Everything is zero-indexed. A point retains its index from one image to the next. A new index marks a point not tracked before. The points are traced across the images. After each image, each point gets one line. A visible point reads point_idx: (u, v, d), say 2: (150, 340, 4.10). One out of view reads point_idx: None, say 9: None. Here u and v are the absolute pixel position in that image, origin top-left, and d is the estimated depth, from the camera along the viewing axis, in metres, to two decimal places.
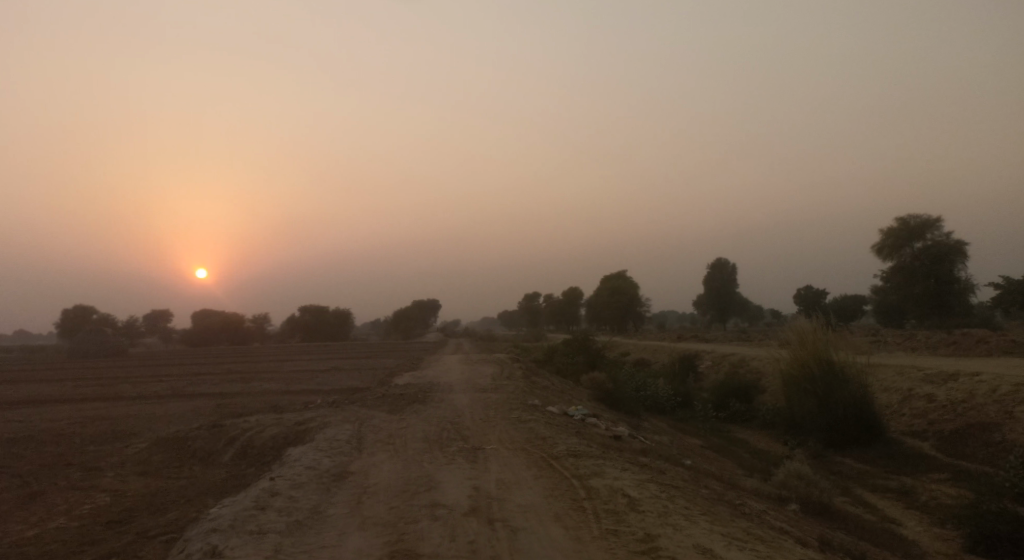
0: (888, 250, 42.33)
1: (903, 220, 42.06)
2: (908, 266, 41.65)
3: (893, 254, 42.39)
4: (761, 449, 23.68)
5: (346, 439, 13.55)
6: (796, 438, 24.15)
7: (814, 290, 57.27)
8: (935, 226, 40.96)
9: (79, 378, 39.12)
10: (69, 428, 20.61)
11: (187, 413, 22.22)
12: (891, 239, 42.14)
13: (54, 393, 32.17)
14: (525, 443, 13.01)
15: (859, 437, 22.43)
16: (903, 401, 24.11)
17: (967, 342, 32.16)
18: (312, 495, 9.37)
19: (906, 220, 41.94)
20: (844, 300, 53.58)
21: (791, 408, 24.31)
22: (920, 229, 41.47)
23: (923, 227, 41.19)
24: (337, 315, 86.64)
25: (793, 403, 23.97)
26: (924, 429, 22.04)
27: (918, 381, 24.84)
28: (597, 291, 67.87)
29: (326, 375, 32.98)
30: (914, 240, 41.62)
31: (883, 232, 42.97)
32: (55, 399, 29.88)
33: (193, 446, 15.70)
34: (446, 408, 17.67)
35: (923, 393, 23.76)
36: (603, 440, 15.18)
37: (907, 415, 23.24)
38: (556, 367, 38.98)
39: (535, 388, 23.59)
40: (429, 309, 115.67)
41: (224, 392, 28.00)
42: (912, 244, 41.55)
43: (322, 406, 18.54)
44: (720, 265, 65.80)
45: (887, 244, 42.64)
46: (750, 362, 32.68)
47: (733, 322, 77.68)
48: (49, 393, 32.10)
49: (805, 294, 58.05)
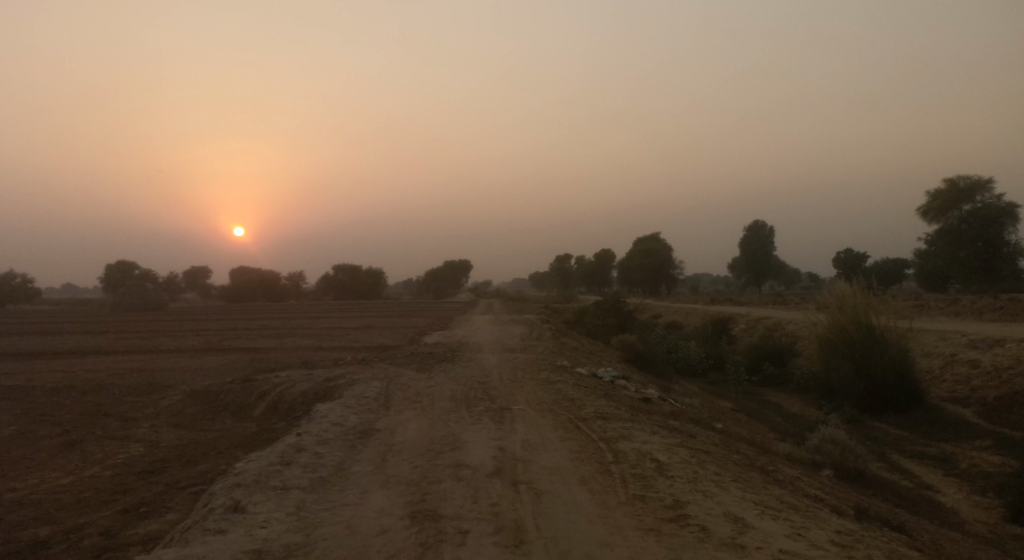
0: (936, 212, 41.31)
1: (950, 181, 40.76)
2: (953, 229, 40.52)
3: (938, 217, 41.23)
4: (795, 413, 23.33)
5: (374, 396, 13.50)
6: (831, 403, 23.73)
7: (854, 254, 56.08)
8: (983, 188, 39.62)
9: (119, 331, 39.86)
10: (107, 379, 20.97)
11: (221, 367, 22.46)
12: (938, 201, 41.08)
13: (94, 345, 32.82)
14: (554, 404, 12.85)
15: (896, 402, 21.95)
16: (944, 368, 23.51)
17: (1012, 308, 31.23)
18: (337, 452, 9.31)
19: (953, 182, 40.64)
20: (885, 264, 52.40)
21: (826, 373, 23.85)
22: (968, 191, 40.18)
23: (972, 189, 39.91)
24: (371, 273, 87.22)
25: (829, 367, 23.50)
26: (966, 397, 21.48)
27: (960, 348, 24.18)
28: (631, 252, 67.21)
29: (358, 333, 33.16)
30: (961, 202, 40.38)
31: (929, 194, 41.74)
32: (95, 351, 30.47)
33: (225, 400, 15.82)
34: (476, 367, 17.58)
35: (965, 360, 23.12)
36: (633, 402, 14.97)
37: (948, 381, 22.67)
38: (588, 328, 38.77)
39: (565, 348, 23.44)
40: (462, 269, 115.94)
41: (258, 347, 28.27)
42: (959, 207, 40.39)
43: (353, 363, 18.57)
44: (757, 228, 64.69)
45: (933, 207, 41.47)
46: (786, 326, 32.15)
47: (769, 286, 76.68)
48: (89, 345, 32.75)
49: (844, 257, 56.89)
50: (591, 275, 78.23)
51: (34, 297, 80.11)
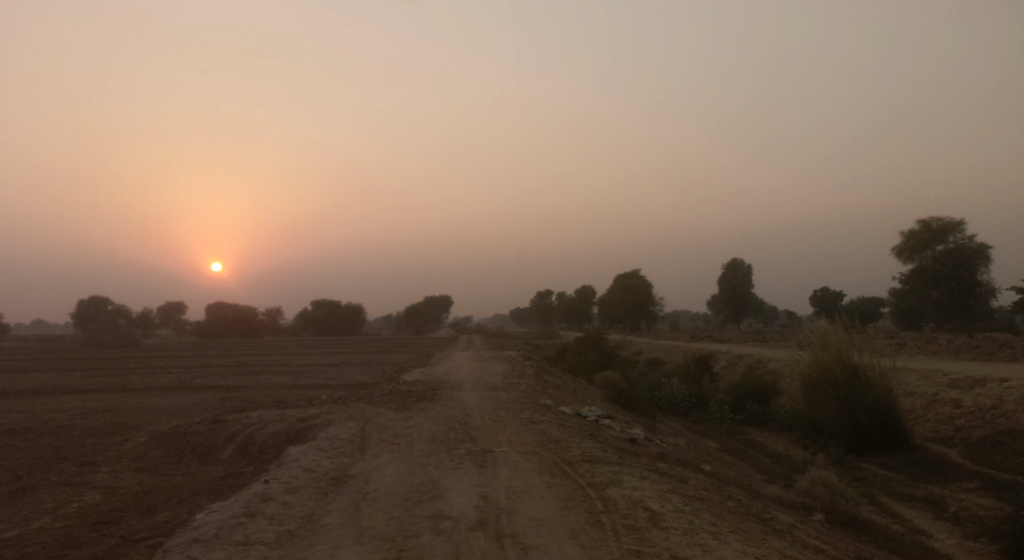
0: (909, 251, 41.31)
1: (923, 222, 40.92)
2: (927, 269, 40.56)
3: (912, 257, 41.29)
4: (780, 453, 22.90)
5: (348, 438, 12.88)
6: (817, 443, 23.32)
7: (830, 292, 56.18)
8: (956, 229, 39.81)
9: (88, 369, 38.73)
10: (70, 420, 20.10)
11: (191, 406, 21.65)
12: (912, 241, 41.11)
13: (61, 383, 31.76)
14: (537, 447, 12.28)
15: (883, 442, 21.58)
16: (929, 407, 23.21)
17: (991, 347, 31.14)
18: (306, 501, 8.70)
19: (926, 222, 40.80)
20: (862, 302, 52.48)
21: (811, 412, 23.46)
22: (940, 232, 40.34)
23: (945, 229, 40.09)
24: (350, 308, 86.33)
25: (814, 406, 23.10)
26: (952, 437, 21.17)
27: (943, 386, 23.91)
28: (611, 289, 66.99)
29: (335, 370, 32.36)
30: (934, 243, 40.49)
31: (903, 234, 41.87)
32: (61, 389, 29.43)
33: (192, 442, 15.08)
34: (455, 406, 16.98)
35: (949, 399, 22.84)
36: (617, 443, 14.45)
37: (933, 421, 22.36)
38: (569, 365, 38.22)
39: (547, 386, 22.90)
40: (441, 305, 115.20)
41: (231, 385, 27.44)
42: (932, 247, 40.50)
43: (327, 402, 17.91)
44: (735, 265, 64.76)
45: (906, 247, 41.55)
46: (768, 364, 31.80)
47: (747, 324, 76.69)
48: (55, 383, 31.68)
49: (820, 295, 56.99)
50: (570, 312, 77.86)
51: (3, 332, 78.29)
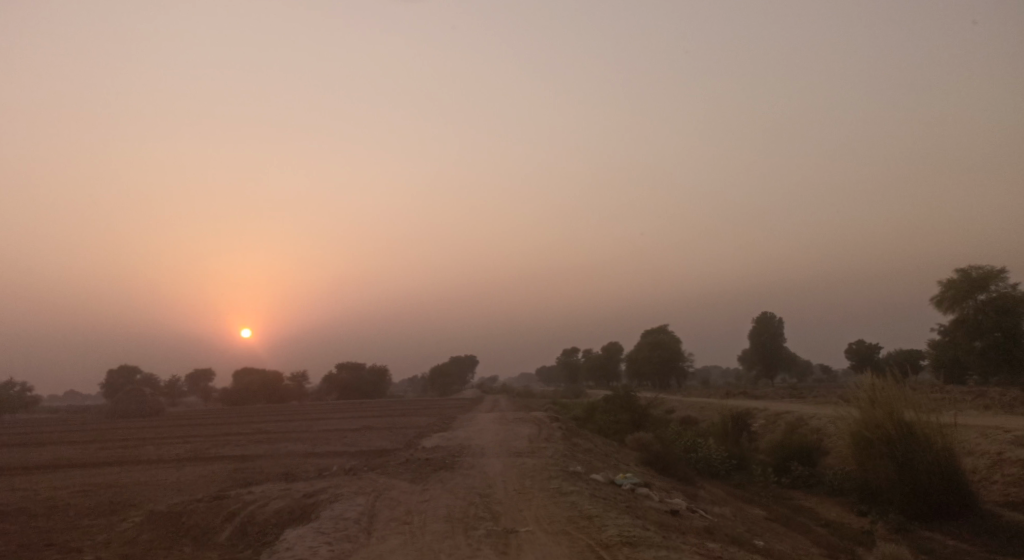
0: (949, 301, 39.21)
1: (962, 271, 38.98)
2: (968, 320, 38.35)
3: (953, 307, 39.17)
4: (835, 521, 20.97)
5: (355, 517, 11.46)
6: (874, 509, 21.37)
7: (865, 345, 53.73)
8: (997, 277, 37.79)
9: (105, 439, 37.57)
10: (69, 498, 18.84)
11: (199, 480, 20.27)
12: (952, 290, 39.01)
13: (73, 456, 30.56)
14: (568, 526, 10.79)
15: (949, 507, 19.68)
16: (992, 467, 21.24)
17: None
18: None
19: (965, 271, 38.87)
20: (899, 355, 50.19)
21: (864, 475, 21.57)
22: (981, 281, 38.28)
23: (986, 278, 38.08)
24: (375, 371, 85.01)
25: (867, 468, 21.23)
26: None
27: (1006, 444, 21.94)
28: (639, 345, 65.09)
29: (356, 436, 30.89)
30: (975, 292, 38.37)
31: (942, 284, 39.88)
32: (71, 463, 28.20)
33: (188, 522, 13.72)
34: (476, 476, 15.51)
35: (1015, 459, 20.88)
36: (658, 517, 12.91)
37: (999, 483, 20.39)
38: (598, 426, 36.37)
39: (577, 451, 21.31)
40: (467, 365, 113.24)
41: (245, 455, 26.05)
42: (974, 297, 38.43)
43: (338, 474, 16.47)
44: (766, 319, 62.76)
45: (946, 297, 39.48)
46: (810, 421, 29.86)
47: (779, 379, 74.04)
48: (68, 457, 30.50)
49: (854, 349, 54.61)
50: (598, 369, 75.82)
51: (33, 402, 77.74)
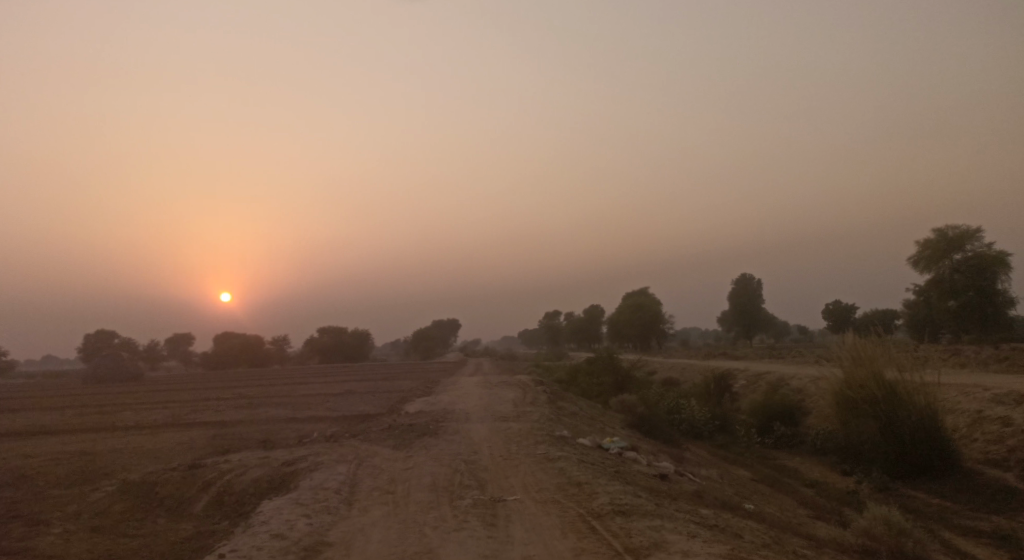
0: (926, 261, 39.05)
1: (939, 230, 38.75)
2: (944, 280, 38.24)
3: (929, 267, 39.03)
4: (819, 480, 20.85)
5: (335, 488, 10.98)
6: (857, 468, 21.26)
7: (842, 305, 53.80)
8: (973, 237, 37.62)
9: (81, 405, 36.85)
10: (40, 467, 18.25)
11: (175, 448, 19.70)
12: (928, 251, 38.81)
13: (47, 423, 29.86)
14: (558, 495, 10.38)
15: (933, 466, 19.56)
16: (973, 425, 21.14)
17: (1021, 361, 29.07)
18: None
19: (942, 231, 38.64)
20: (876, 314, 50.30)
21: (848, 434, 21.41)
22: (958, 241, 38.09)
23: (961, 238, 37.91)
24: (356, 334, 84.48)
25: (851, 428, 21.06)
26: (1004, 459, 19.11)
27: (986, 401, 21.83)
28: (620, 307, 64.92)
29: (338, 400, 30.41)
30: (952, 252, 38.20)
31: (919, 244, 39.67)
32: (44, 430, 27.51)
33: (162, 493, 13.20)
34: (461, 442, 15.09)
35: (994, 417, 20.80)
36: (647, 482, 12.58)
37: (979, 441, 20.28)
38: (582, 389, 36.16)
39: (561, 414, 20.98)
40: (448, 329, 112.80)
41: (224, 421, 25.49)
42: (950, 256, 38.26)
43: (318, 441, 15.98)
44: (745, 280, 62.60)
45: (923, 257, 39.32)
46: (793, 381, 29.75)
47: (758, 340, 74.27)
48: (41, 424, 29.79)
49: (831, 308, 54.68)
50: (579, 332, 75.66)
51: (10, 369, 76.49)
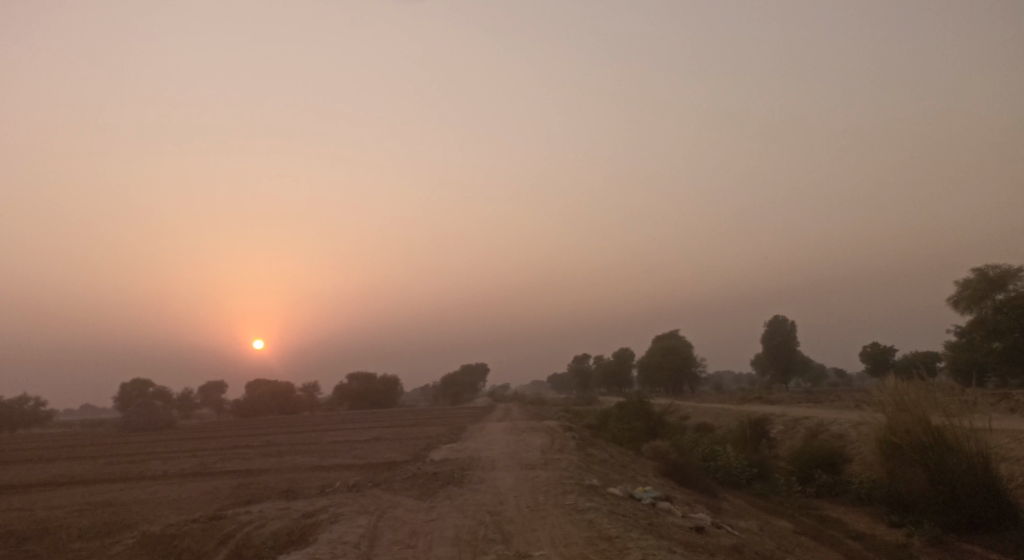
0: (966, 301, 37.90)
1: (979, 270, 37.63)
2: (986, 321, 37.01)
3: (970, 307, 37.85)
4: (865, 532, 19.93)
5: (354, 542, 10.55)
6: (905, 519, 20.31)
7: (879, 347, 52.43)
8: (1015, 276, 36.45)
9: (111, 454, 36.79)
10: (64, 519, 18.00)
11: (198, 498, 19.38)
12: (969, 290, 37.57)
13: (76, 473, 29.77)
14: (587, 550, 9.90)
15: (986, 518, 18.56)
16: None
17: None
18: None
19: (982, 270, 37.51)
20: (916, 356, 48.86)
21: (895, 483, 20.52)
22: (999, 280, 36.92)
23: (1004, 276, 36.70)
24: (386, 380, 84.18)
25: (897, 476, 20.15)
26: None
27: None
28: (651, 350, 63.94)
29: (364, 447, 29.95)
30: (993, 292, 37.02)
31: (959, 283, 38.55)
32: (73, 480, 27.38)
33: (180, 546, 12.86)
34: (487, 491, 14.62)
35: None
36: (683, 537, 12.03)
37: None
38: (613, 434, 35.35)
39: (592, 462, 20.37)
40: (477, 374, 112.00)
41: (250, 469, 25.17)
42: (991, 296, 37.07)
43: (341, 491, 15.57)
44: (778, 323, 61.41)
45: (964, 297, 38.16)
46: (832, 426, 28.75)
47: (794, 383, 72.60)
48: (70, 473, 29.71)
49: (868, 350, 53.32)
50: (609, 376, 74.61)
51: (46, 417, 77.06)
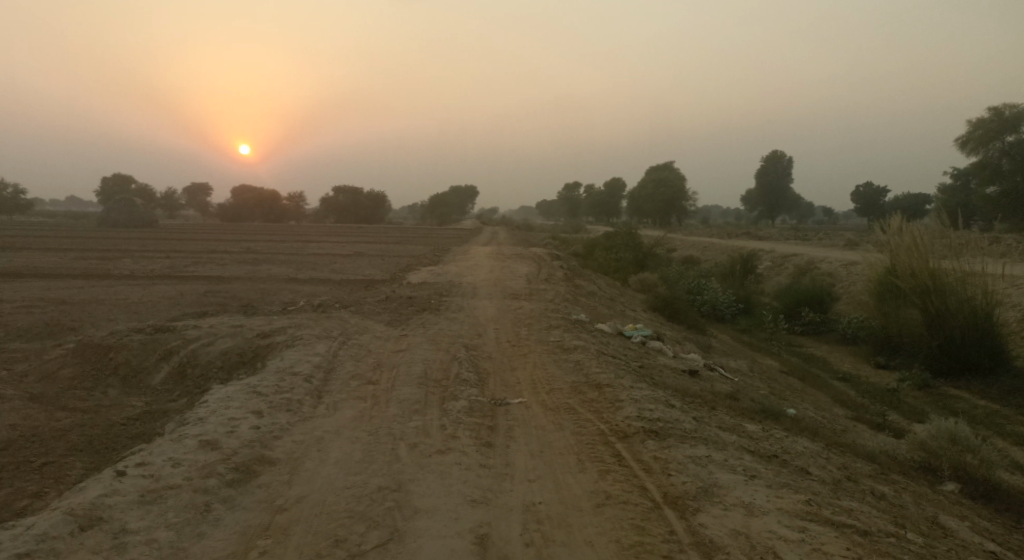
0: (973, 142, 33.07)
1: (993, 108, 32.36)
2: (989, 167, 32.67)
3: (977, 149, 33.10)
4: (844, 370, 18.46)
5: (306, 374, 9.10)
6: (890, 359, 18.72)
7: (872, 189, 50.21)
8: None
9: (84, 238, 35.17)
10: (9, 313, 16.59)
11: (156, 304, 17.96)
12: (977, 131, 32.77)
13: (43, 253, 28.27)
14: (572, 401, 8.56)
15: (977, 362, 16.37)
16: (1020, 321, 18.45)
17: None
18: (196, 473, 5.43)
19: (996, 109, 32.29)
20: (910, 198, 46.94)
21: (886, 325, 18.96)
22: (1012, 122, 31.91)
23: (1017, 118, 31.71)
24: (374, 196, 82.18)
25: (890, 318, 18.70)
26: None
27: None
28: (643, 180, 61.74)
29: (344, 263, 28.75)
30: (1003, 134, 32.20)
31: (967, 123, 33.31)
32: (38, 263, 25.93)
33: (117, 346, 11.42)
34: (465, 322, 13.33)
35: None
36: (678, 385, 10.82)
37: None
38: (601, 263, 34.33)
39: (578, 294, 19.19)
40: (469, 194, 108.69)
41: (221, 276, 23.84)
42: (1000, 139, 32.28)
43: (306, 310, 14.24)
44: (775, 157, 58.20)
45: (971, 138, 33.16)
46: (821, 265, 27.86)
47: (780, 221, 71.58)
48: (34, 255, 28.18)
49: (861, 191, 50.59)
50: (598, 204, 72.93)
51: (31, 206, 72.86)
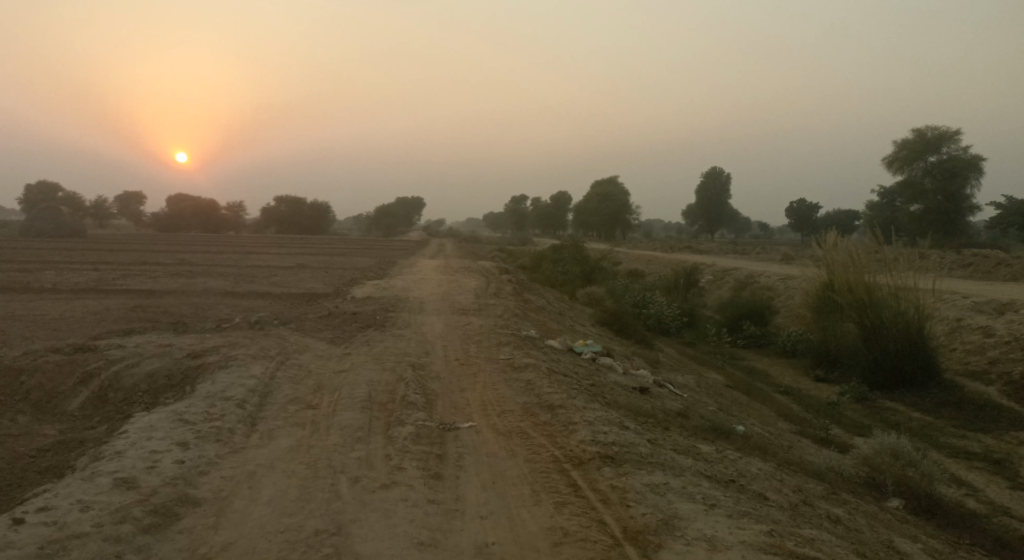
0: (899, 162, 34.06)
1: (917, 129, 33.40)
2: (914, 185, 33.67)
3: (902, 169, 34.08)
4: (786, 384, 18.40)
5: (240, 399, 8.50)
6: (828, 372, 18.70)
7: (807, 204, 51.30)
8: (951, 139, 32.64)
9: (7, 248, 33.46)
10: None
11: (79, 320, 16.97)
12: (903, 150, 33.76)
13: None
14: (524, 424, 8.15)
15: (911, 375, 16.37)
16: (950, 334, 18.71)
17: (984, 263, 24.74)
18: (107, 520, 4.87)
19: (920, 130, 33.32)
20: (842, 214, 48.10)
21: (825, 338, 18.99)
22: (935, 143, 32.96)
23: (939, 139, 32.78)
24: (316, 206, 80.72)
25: (829, 332, 18.75)
26: (984, 371, 16.54)
27: (964, 310, 19.48)
28: (588, 193, 61.98)
29: (284, 276, 27.87)
30: (927, 155, 33.24)
31: (893, 143, 34.29)
32: None
33: (31, 367, 10.60)
34: (410, 339, 12.83)
35: (975, 324, 18.39)
36: (630, 404, 10.50)
37: (958, 350, 17.80)
38: (546, 276, 34.11)
39: (526, 309, 18.82)
40: (414, 206, 107.83)
41: (152, 290, 22.80)
42: (923, 159, 33.32)
43: (242, 328, 13.56)
44: (715, 172, 59.07)
45: (897, 157, 34.15)
46: (761, 279, 28.10)
47: (719, 234, 72.73)
48: None
49: (796, 205, 51.67)
50: (545, 218, 73.02)
51: None
